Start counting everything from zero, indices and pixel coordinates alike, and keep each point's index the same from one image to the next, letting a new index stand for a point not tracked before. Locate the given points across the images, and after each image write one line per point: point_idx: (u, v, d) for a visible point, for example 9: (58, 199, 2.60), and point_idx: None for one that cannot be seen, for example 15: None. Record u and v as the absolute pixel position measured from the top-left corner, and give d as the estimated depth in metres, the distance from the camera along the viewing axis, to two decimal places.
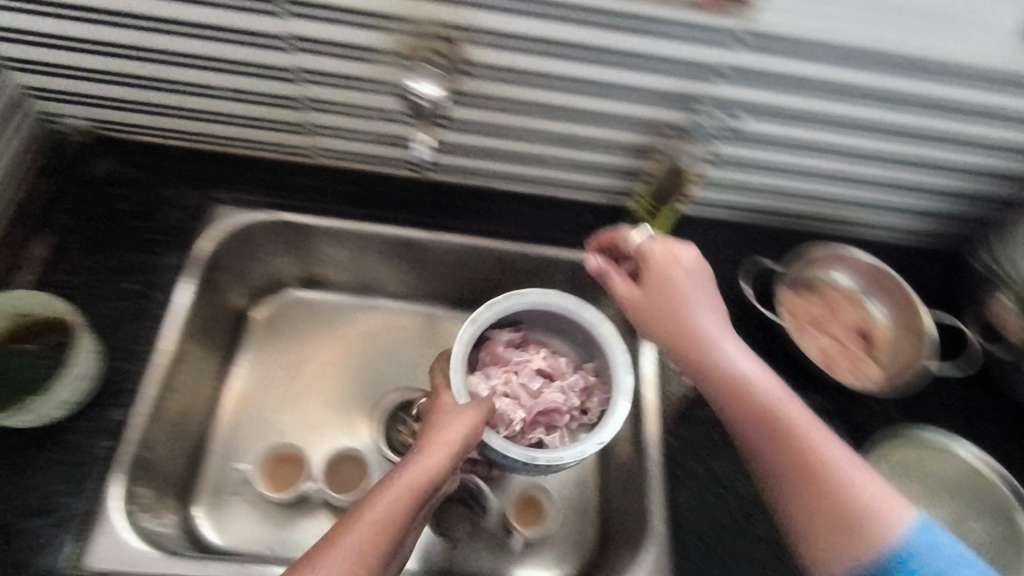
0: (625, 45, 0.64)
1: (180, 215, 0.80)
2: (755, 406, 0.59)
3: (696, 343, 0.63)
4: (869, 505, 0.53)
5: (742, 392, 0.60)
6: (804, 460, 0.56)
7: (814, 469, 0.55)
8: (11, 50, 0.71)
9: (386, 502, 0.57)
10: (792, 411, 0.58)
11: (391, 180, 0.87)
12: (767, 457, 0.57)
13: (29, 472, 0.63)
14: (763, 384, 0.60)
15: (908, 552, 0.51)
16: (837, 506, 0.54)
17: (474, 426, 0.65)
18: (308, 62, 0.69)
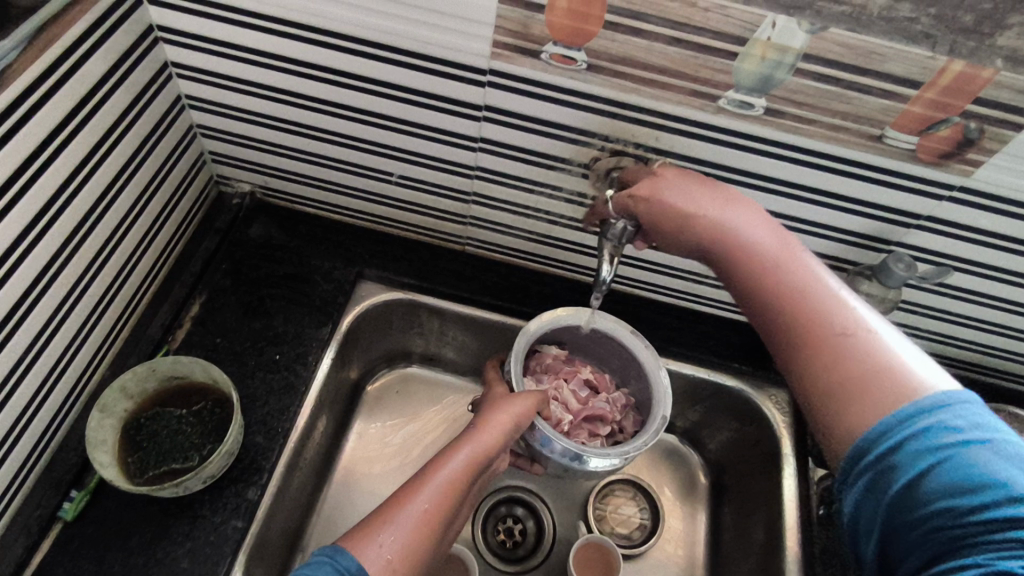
0: (825, 183, 0.63)
1: (332, 288, 0.80)
2: (820, 337, 0.51)
3: (769, 257, 0.54)
4: (901, 375, 0.47)
5: (780, 293, 0.53)
6: (855, 365, 0.49)
7: (858, 376, 0.48)
8: (209, 120, 0.75)
9: (442, 478, 0.61)
10: (823, 297, 0.52)
11: (534, 274, 0.85)
12: (814, 360, 0.51)
13: (164, 545, 0.61)
14: (812, 291, 0.53)
15: (919, 427, 0.44)
16: (890, 396, 0.47)
17: (521, 415, 0.66)
18: (491, 162, 0.70)
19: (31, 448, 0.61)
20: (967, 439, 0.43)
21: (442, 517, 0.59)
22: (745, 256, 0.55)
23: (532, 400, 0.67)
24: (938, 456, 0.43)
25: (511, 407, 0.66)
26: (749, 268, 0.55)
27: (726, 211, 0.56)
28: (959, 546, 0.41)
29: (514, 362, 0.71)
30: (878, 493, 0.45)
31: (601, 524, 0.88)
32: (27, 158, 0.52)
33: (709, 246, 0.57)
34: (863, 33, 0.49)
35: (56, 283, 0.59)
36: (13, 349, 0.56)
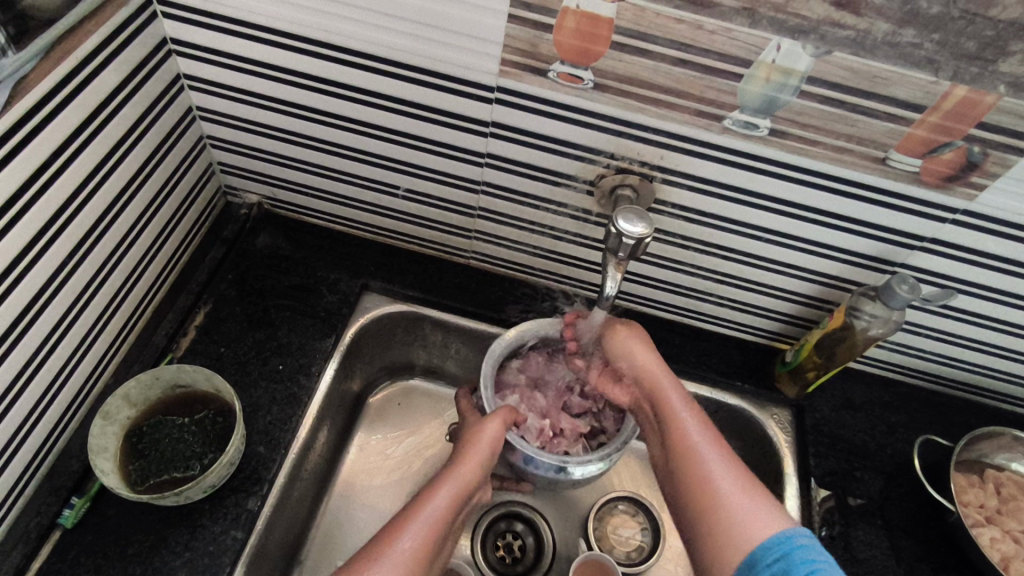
0: (829, 204, 0.63)
1: (337, 300, 0.80)
2: (686, 448, 0.59)
3: (659, 390, 0.64)
4: (750, 523, 0.53)
5: (683, 447, 0.59)
6: (683, 478, 0.58)
7: (709, 509, 0.55)
8: (219, 131, 0.76)
9: (431, 511, 0.61)
10: (709, 449, 0.58)
11: (536, 289, 0.86)
12: (684, 495, 0.58)
13: (162, 555, 0.61)
14: (702, 460, 0.58)
15: (772, 551, 0.51)
16: (729, 542, 0.53)
17: (499, 439, 0.67)
18: (497, 177, 0.71)
19: (33, 453, 0.61)
20: (815, 558, 0.49)
21: (436, 549, 0.60)
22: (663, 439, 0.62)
23: (506, 419, 0.68)
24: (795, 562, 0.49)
25: (491, 431, 0.66)
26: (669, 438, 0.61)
27: (660, 382, 0.64)
28: None
29: (484, 388, 0.70)
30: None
31: (600, 540, 0.87)
32: (38, 167, 0.53)
33: (615, 357, 0.68)
34: (867, 57, 0.50)
35: (62, 290, 0.60)
36: (18, 355, 0.56)
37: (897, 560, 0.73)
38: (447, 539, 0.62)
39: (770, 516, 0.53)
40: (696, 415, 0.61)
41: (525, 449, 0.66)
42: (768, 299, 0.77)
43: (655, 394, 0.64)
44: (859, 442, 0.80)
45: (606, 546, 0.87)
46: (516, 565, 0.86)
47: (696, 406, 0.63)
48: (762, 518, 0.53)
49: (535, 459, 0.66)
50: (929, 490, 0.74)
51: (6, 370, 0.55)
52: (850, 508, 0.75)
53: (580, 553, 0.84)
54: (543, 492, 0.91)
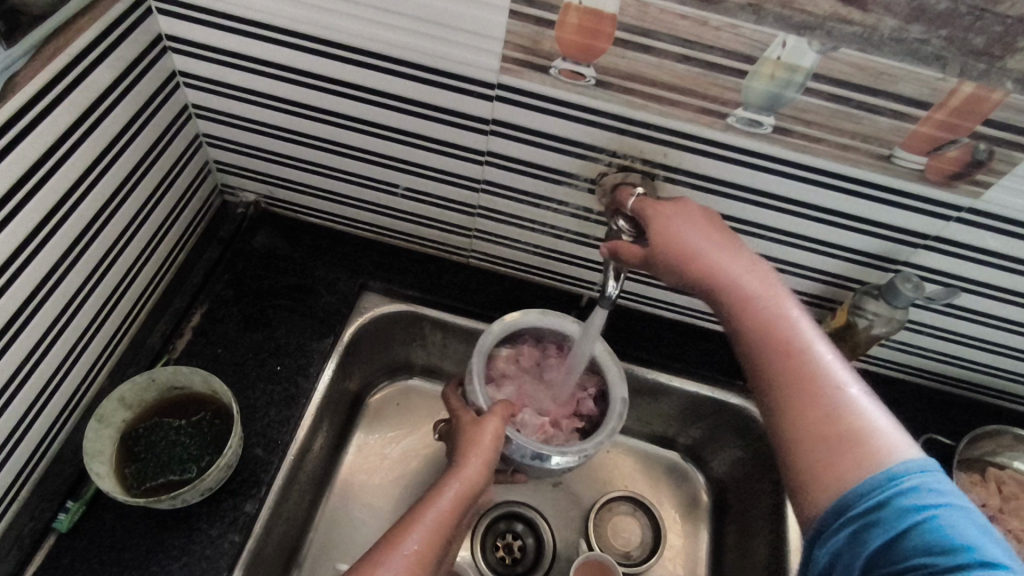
0: (832, 202, 0.63)
1: (335, 300, 0.79)
2: (783, 340, 0.51)
3: (739, 286, 0.54)
4: (863, 443, 0.45)
5: (771, 348, 0.51)
6: (794, 369, 0.50)
7: (818, 432, 0.47)
8: (216, 130, 0.74)
9: (434, 515, 0.60)
10: (812, 353, 0.50)
11: (536, 288, 0.85)
12: (789, 410, 0.49)
13: (159, 559, 0.60)
14: (795, 329, 0.51)
15: (888, 484, 0.42)
16: (843, 458, 0.45)
17: (498, 439, 0.65)
18: (498, 175, 0.70)
19: (27, 457, 0.60)
20: (942, 507, 0.41)
21: (439, 553, 0.58)
22: (757, 351, 0.52)
23: (505, 416, 0.67)
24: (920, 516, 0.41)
25: (492, 430, 0.65)
26: (745, 316, 0.53)
27: (728, 269, 0.55)
28: None
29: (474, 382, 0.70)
30: (848, 549, 0.43)
31: (600, 540, 0.87)
32: (29, 167, 0.52)
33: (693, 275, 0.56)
34: (873, 53, 0.49)
35: (56, 291, 0.59)
36: (11, 358, 0.55)
37: None
38: (449, 541, 0.61)
39: (896, 432, 0.45)
40: (795, 321, 0.52)
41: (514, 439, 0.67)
42: None
43: (722, 282, 0.55)
44: None
45: (607, 546, 0.86)
46: (515, 566, 0.85)
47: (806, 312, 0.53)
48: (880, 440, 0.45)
49: (521, 447, 0.67)
50: None
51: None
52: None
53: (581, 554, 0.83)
54: (542, 492, 0.91)
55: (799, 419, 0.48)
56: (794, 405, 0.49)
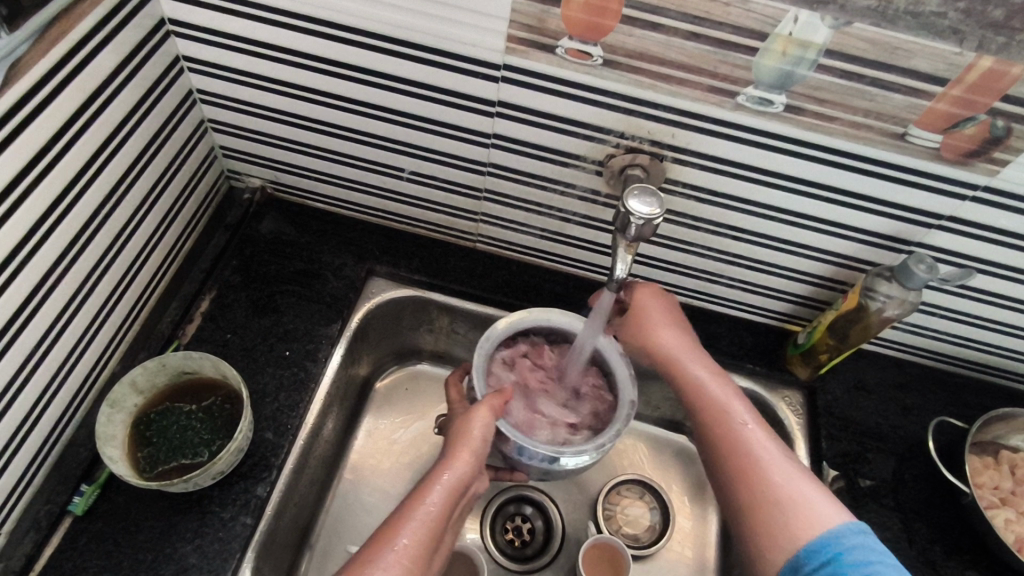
0: (844, 182, 0.61)
1: (342, 285, 0.79)
2: (728, 424, 0.62)
3: (690, 384, 0.66)
4: (801, 517, 0.54)
5: (726, 437, 0.61)
6: (739, 454, 0.60)
7: (758, 505, 0.57)
8: (221, 115, 0.74)
9: (425, 511, 0.59)
10: (754, 443, 0.60)
11: (544, 272, 0.84)
12: (736, 494, 0.59)
13: (172, 541, 0.61)
14: (747, 427, 0.62)
15: (820, 553, 0.52)
16: (779, 535, 0.54)
17: (490, 430, 0.64)
18: (504, 158, 0.69)
19: (42, 441, 0.61)
20: (866, 559, 0.51)
21: (431, 548, 0.58)
22: (717, 448, 0.62)
23: (496, 406, 0.65)
24: (836, 560, 0.51)
25: (481, 419, 0.64)
26: (702, 419, 0.64)
27: (690, 374, 0.66)
28: None
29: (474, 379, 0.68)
30: None
31: (609, 524, 0.87)
32: (33, 157, 0.52)
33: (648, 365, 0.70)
34: (887, 28, 0.48)
35: (65, 279, 0.59)
36: (23, 345, 0.56)
37: (910, 542, 0.72)
38: (443, 534, 0.60)
39: (832, 511, 0.55)
40: (750, 423, 0.62)
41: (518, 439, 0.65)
42: (780, 280, 0.76)
43: (687, 384, 0.67)
44: (872, 425, 0.79)
45: (616, 529, 0.87)
46: (524, 549, 0.86)
47: (752, 410, 0.64)
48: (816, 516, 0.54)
49: (529, 449, 0.65)
50: (942, 471, 0.73)
51: (11, 360, 0.55)
52: (862, 490, 0.74)
53: (589, 538, 0.84)
54: (550, 475, 0.91)
55: (739, 487, 0.59)
56: (741, 496, 0.58)
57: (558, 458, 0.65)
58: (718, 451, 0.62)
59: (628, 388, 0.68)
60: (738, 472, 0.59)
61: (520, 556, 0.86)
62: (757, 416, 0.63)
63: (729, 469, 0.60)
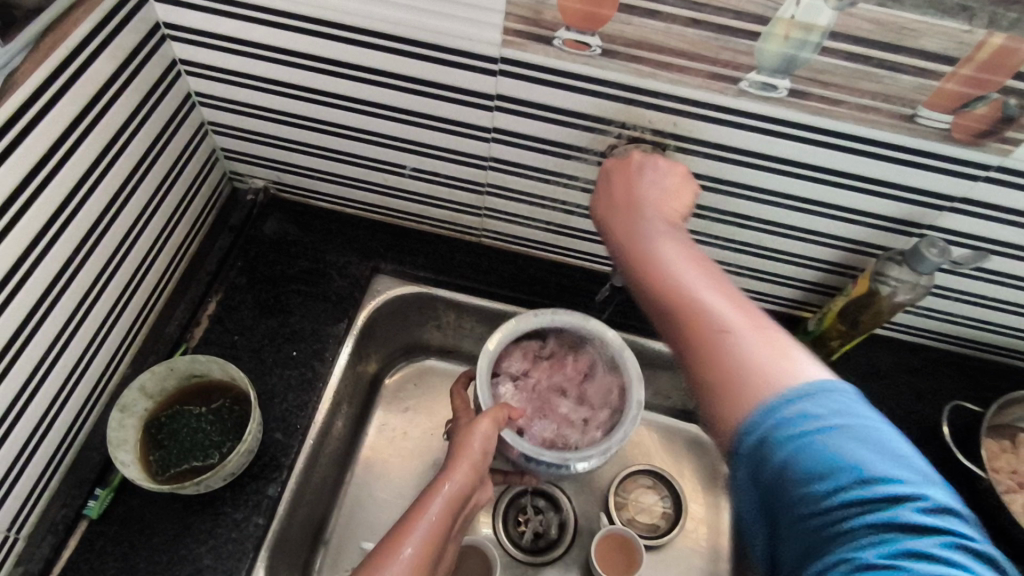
0: (852, 166, 0.60)
1: (348, 284, 0.79)
2: (665, 275, 0.50)
3: (635, 242, 0.54)
4: (756, 369, 0.42)
5: (661, 294, 0.50)
6: (684, 307, 0.48)
7: (709, 363, 0.44)
8: (221, 116, 0.74)
9: (429, 520, 0.60)
10: (697, 293, 0.48)
11: (549, 265, 0.84)
12: (693, 364, 0.46)
13: (186, 543, 0.61)
14: (698, 290, 0.48)
15: (774, 415, 0.40)
16: (735, 393, 0.42)
17: (490, 437, 0.66)
18: (506, 152, 0.69)
19: (55, 447, 0.62)
20: (827, 418, 0.39)
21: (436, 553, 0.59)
22: (662, 309, 0.49)
23: (499, 419, 0.66)
24: (801, 442, 0.39)
25: (484, 431, 0.65)
26: (642, 278, 0.52)
27: (640, 232, 0.54)
28: (806, 509, 0.38)
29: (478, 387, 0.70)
30: (757, 473, 0.40)
31: (622, 514, 0.87)
32: (32, 168, 0.52)
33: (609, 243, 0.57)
34: (894, 7, 0.46)
35: (70, 287, 0.59)
36: (31, 355, 0.56)
37: None
38: (448, 540, 0.61)
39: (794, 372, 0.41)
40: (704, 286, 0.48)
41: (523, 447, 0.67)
42: (789, 268, 0.75)
43: (633, 242, 0.54)
44: (886, 411, 0.78)
45: (628, 519, 0.87)
46: (535, 540, 0.86)
47: (709, 274, 0.50)
48: (784, 366, 0.42)
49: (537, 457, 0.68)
50: (958, 456, 0.72)
51: (19, 372, 0.55)
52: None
53: (601, 530, 0.84)
54: None
55: (688, 350, 0.46)
56: (691, 358, 0.46)
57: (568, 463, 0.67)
58: (660, 312, 0.50)
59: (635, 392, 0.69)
60: (682, 329, 0.47)
61: (532, 548, 0.86)
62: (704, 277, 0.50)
63: (675, 330, 0.48)
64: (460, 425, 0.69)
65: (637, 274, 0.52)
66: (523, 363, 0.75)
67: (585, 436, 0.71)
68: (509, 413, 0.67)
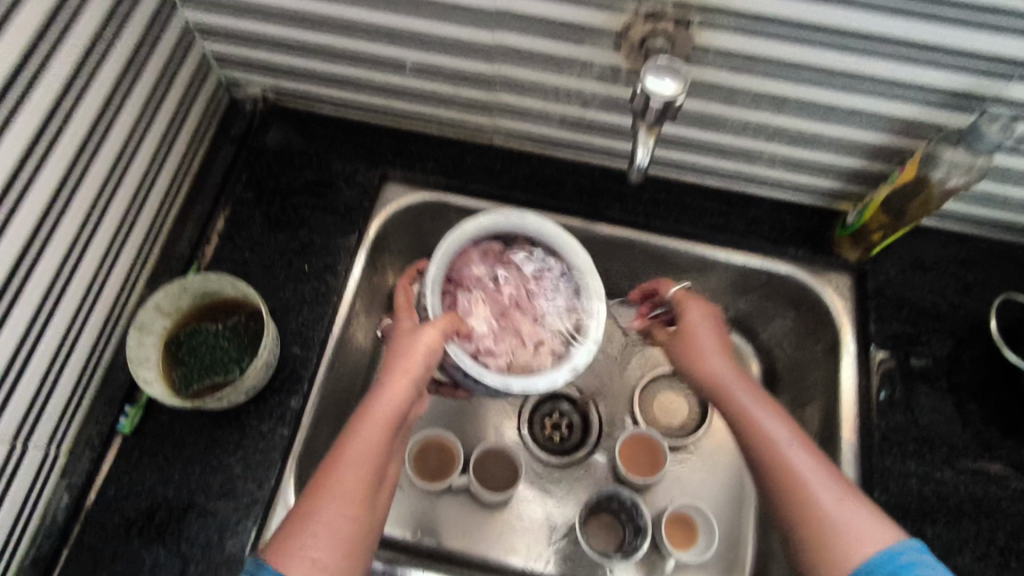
0: (906, 32, 0.53)
1: (356, 194, 0.76)
2: (756, 425, 0.59)
3: (732, 402, 0.61)
4: (850, 534, 0.52)
5: (758, 443, 0.58)
6: (789, 475, 0.56)
7: (800, 497, 0.55)
8: (205, 17, 0.68)
9: (362, 445, 0.54)
10: (797, 464, 0.56)
11: (566, 165, 0.79)
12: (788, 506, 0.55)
13: (216, 454, 0.63)
14: (784, 447, 0.57)
15: (881, 568, 0.50)
16: (835, 545, 0.52)
17: (433, 351, 0.58)
18: (511, 39, 0.62)
19: (81, 368, 0.63)
20: None
21: (377, 479, 0.54)
22: (755, 456, 0.58)
23: (448, 329, 0.59)
24: None
25: (427, 343, 0.58)
26: (746, 428, 0.59)
27: (724, 379, 0.63)
28: None
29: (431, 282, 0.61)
30: None
31: (647, 418, 0.88)
32: (10, 79, 0.48)
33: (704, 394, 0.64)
34: None
35: (71, 209, 0.57)
36: (40, 279, 0.55)
37: (964, 425, 0.70)
38: (388, 463, 0.56)
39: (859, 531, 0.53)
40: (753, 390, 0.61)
41: (466, 363, 0.59)
42: (826, 156, 0.69)
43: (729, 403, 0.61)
44: (927, 305, 0.74)
45: (654, 421, 0.88)
46: (562, 442, 0.88)
47: (797, 432, 0.58)
48: (869, 537, 0.52)
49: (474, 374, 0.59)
50: (1002, 350, 0.68)
51: (31, 296, 0.54)
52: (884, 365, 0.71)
53: (627, 432, 0.85)
54: (586, 372, 0.91)
55: (783, 482, 0.56)
56: (784, 499, 0.56)
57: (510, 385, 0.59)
58: (748, 446, 0.59)
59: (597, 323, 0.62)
60: (776, 480, 0.57)
61: (558, 449, 0.87)
62: (806, 439, 0.58)
63: (770, 480, 0.57)
64: (402, 329, 0.61)
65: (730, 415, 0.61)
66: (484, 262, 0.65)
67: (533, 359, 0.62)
68: (455, 328, 0.60)
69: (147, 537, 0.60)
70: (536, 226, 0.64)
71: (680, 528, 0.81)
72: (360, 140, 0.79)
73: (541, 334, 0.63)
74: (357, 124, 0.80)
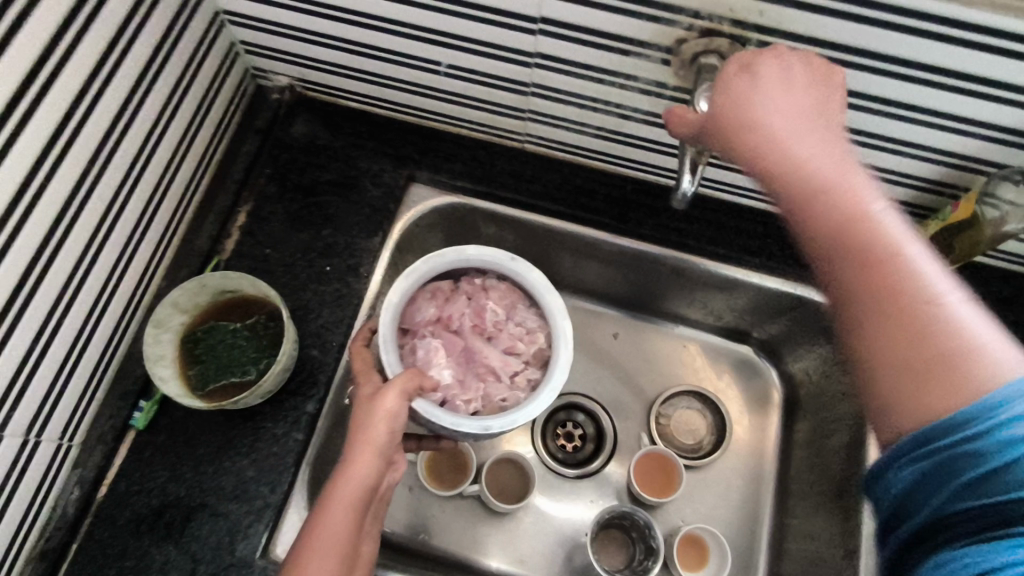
0: (978, 67, 0.50)
1: (382, 194, 0.74)
2: (926, 314, 0.39)
3: (884, 257, 0.41)
4: (968, 364, 0.38)
5: (885, 291, 0.40)
6: (919, 321, 0.39)
7: (914, 343, 0.39)
8: (238, 5, 0.65)
9: (339, 519, 0.51)
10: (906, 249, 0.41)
11: (598, 174, 0.77)
12: (889, 341, 0.40)
13: (230, 455, 0.63)
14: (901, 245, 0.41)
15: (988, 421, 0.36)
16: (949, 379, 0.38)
17: (399, 410, 0.55)
18: (554, 47, 0.60)
19: (96, 360, 0.61)
20: None
21: (351, 551, 0.52)
22: (879, 324, 0.40)
23: (409, 387, 0.56)
24: None
25: (388, 409, 0.55)
26: (885, 299, 0.40)
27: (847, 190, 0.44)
28: None
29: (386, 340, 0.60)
30: None
31: (664, 437, 0.86)
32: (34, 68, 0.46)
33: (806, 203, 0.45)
34: None
35: (91, 205, 0.55)
36: (60, 269, 0.53)
37: None
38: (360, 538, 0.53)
39: (1016, 352, 0.38)
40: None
41: (438, 415, 0.58)
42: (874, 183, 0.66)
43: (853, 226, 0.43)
44: None
45: (670, 440, 0.86)
46: (574, 455, 0.86)
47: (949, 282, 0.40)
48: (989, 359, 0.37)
49: (452, 425, 0.59)
50: None
51: (48, 292, 0.52)
52: None
53: (640, 452, 0.84)
54: (605, 387, 0.89)
55: (909, 334, 0.39)
56: (897, 337, 0.40)
57: (490, 427, 0.59)
58: (869, 325, 0.41)
59: (564, 336, 0.63)
60: (907, 338, 0.39)
61: (570, 461, 0.86)
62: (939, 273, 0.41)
63: (887, 343, 0.40)
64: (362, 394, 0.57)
65: (872, 308, 0.41)
66: (435, 308, 0.66)
67: (508, 395, 0.63)
68: (420, 383, 0.57)
69: (157, 535, 0.60)
70: (493, 258, 0.65)
71: (692, 549, 0.81)
72: (387, 136, 0.77)
73: (512, 365, 0.65)
74: (384, 120, 0.77)
